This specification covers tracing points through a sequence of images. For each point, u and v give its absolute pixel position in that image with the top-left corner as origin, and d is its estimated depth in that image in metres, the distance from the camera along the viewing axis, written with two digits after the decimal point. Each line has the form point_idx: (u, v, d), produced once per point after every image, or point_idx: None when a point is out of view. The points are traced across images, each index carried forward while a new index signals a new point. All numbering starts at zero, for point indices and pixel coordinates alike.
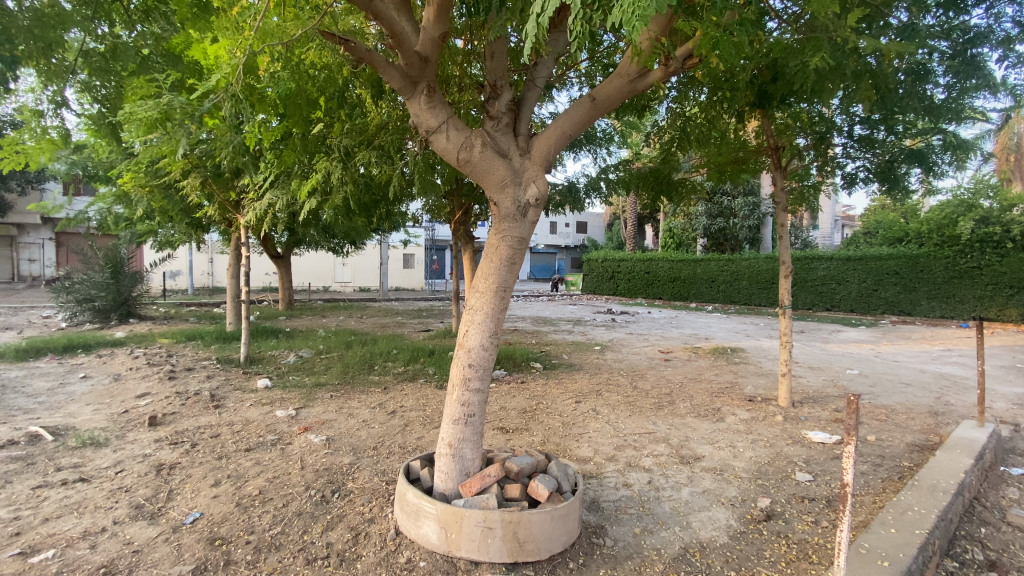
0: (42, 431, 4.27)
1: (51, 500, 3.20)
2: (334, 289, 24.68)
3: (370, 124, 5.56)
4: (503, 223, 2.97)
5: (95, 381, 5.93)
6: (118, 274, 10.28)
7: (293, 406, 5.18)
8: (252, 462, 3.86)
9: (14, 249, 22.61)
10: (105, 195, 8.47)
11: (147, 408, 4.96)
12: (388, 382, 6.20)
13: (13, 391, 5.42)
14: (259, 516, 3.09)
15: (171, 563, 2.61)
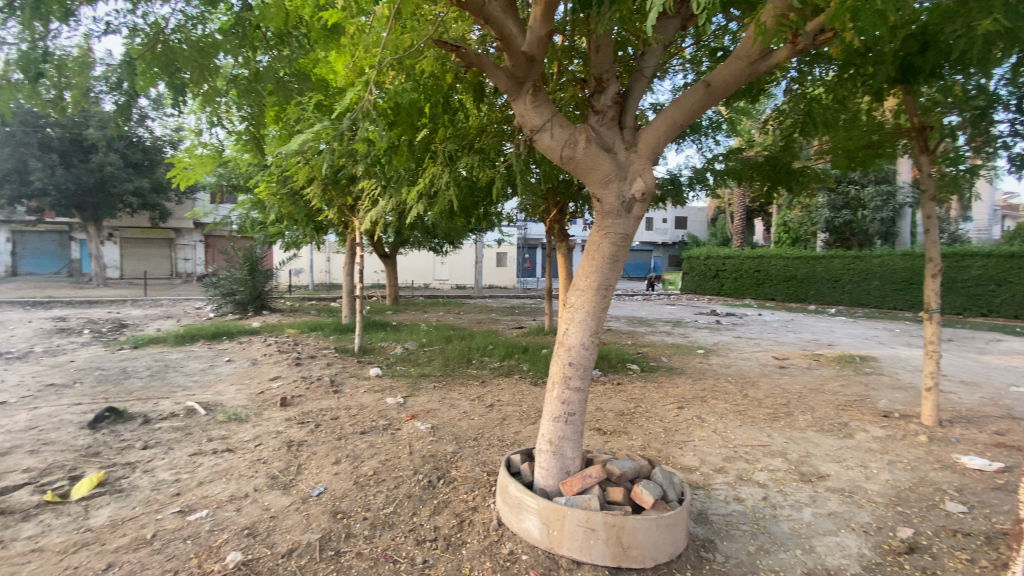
0: (196, 406, 4.98)
1: (205, 466, 3.72)
2: (433, 286, 25.97)
3: (471, 128, 5.71)
4: (607, 219, 2.89)
5: (237, 364, 6.81)
6: (254, 271, 11.70)
7: (401, 394, 5.53)
8: (366, 444, 4.19)
9: (174, 249, 26.69)
10: (245, 202, 9.67)
11: (279, 390, 5.59)
12: (485, 376, 6.39)
13: (176, 371, 6.40)
14: (374, 494, 3.34)
15: (302, 530, 2.90)
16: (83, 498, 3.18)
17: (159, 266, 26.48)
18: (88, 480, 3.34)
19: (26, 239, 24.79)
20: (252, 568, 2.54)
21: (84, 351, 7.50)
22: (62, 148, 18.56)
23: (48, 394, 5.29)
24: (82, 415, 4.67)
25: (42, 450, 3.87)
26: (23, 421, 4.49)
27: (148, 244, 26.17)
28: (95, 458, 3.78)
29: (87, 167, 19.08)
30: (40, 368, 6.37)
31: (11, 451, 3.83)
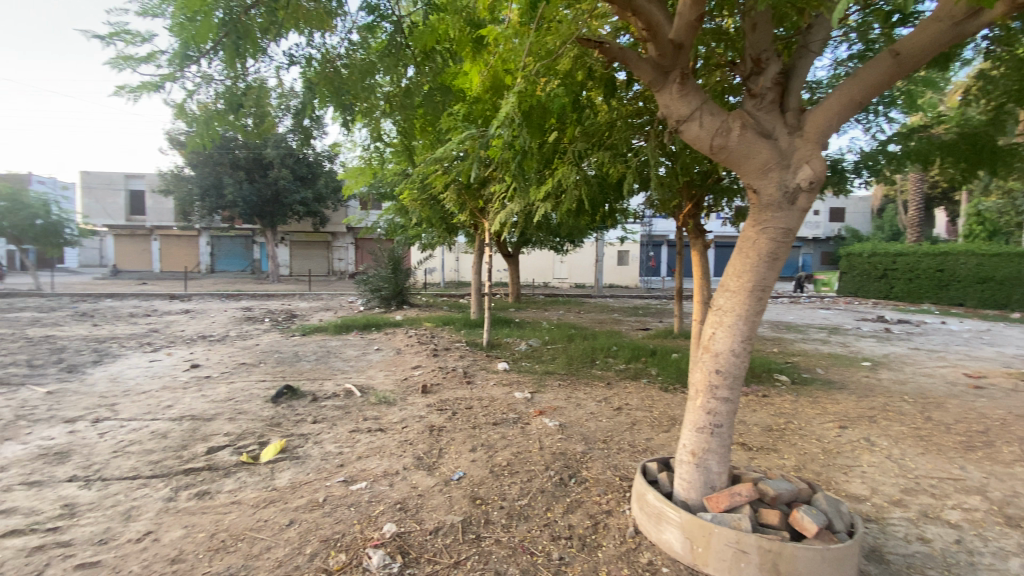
0: (352, 388, 5.61)
1: (362, 442, 4.17)
2: (554, 285, 26.21)
3: (601, 125, 5.61)
4: (765, 213, 2.63)
5: (384, 353, 7.54)
6: (396, 269, 12.88)
7: (529, 389, 5.66)
8: (499, 435, 4.35)
9: (330, 250, 30.47)
10: (389, 207, 10.68)
11: (420, 378, 6.06)
12: (612, 378, 6.26)
13: (335, 356, 7.29)
14: (509, 485, 3.45)
15: (445, 511, 3.09)
16: (269, 461, 3.75)
17: (318, 264, 30.42)
18: (272, 446, 3.93)
19: (223, 242, 30.20)
20: (404, 541, 2.77)
21: (266, 336, 8.91)
22: (247, 166, 22.27)
23: (241, 371, 6.37)
24: (266, 390, 5.53)
25: (238, 418, 4.66)
26: (224, 392, 5.45)
27: (312, 245, 30.26)
28: (276, 427, 4.44)
29: (265, 181, 22.63)
30: (236, 350, 7.71)
31: (217, 417, 4.67)
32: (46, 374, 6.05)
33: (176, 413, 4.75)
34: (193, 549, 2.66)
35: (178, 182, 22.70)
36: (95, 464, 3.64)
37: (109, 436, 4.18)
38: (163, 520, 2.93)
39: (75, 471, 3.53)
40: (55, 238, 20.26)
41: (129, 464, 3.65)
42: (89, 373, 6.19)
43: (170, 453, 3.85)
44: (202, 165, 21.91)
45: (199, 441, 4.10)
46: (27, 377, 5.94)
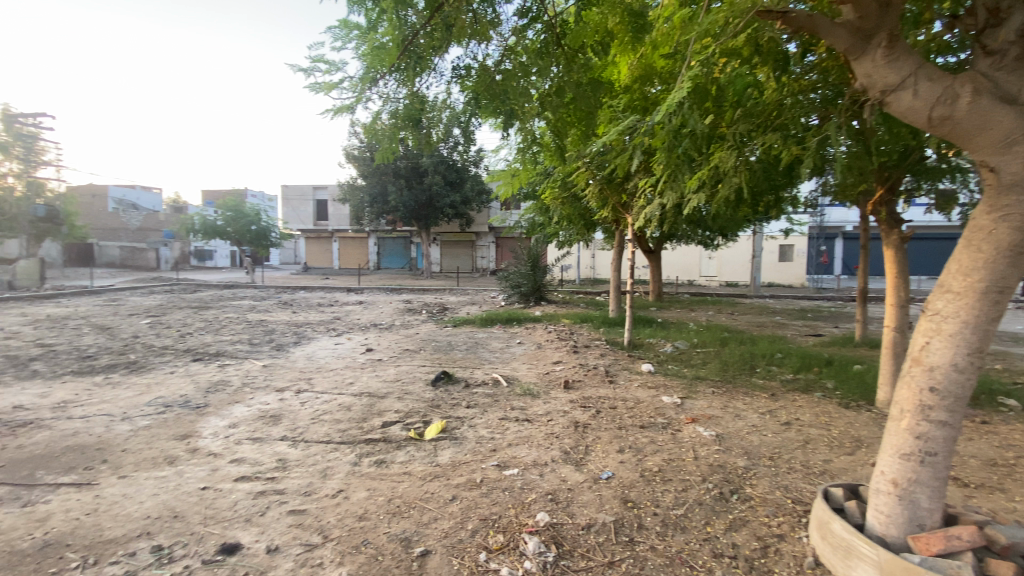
0: (500, 379, 5.90)
1: (511, 431, 4.36)
2: (700, 284, 24.54)
3: (767, 105, 5.00)
4: (1008, 196, 2.11)
5: (526, 346, 7.80)
6: (536, 267, 13.23)
7: (678, 394, 5.36)
8: (648, 439, 4.19)
9: (474, 249, 32.50)
10: (531, 207, 10.98)
11: (562, 373, 6.14)
12: (774, 389, 5.62)
13: (483, 347, 7.75)
14: (662, 492, 3.30)
15: (597, 509, 3.07)
16: (432, 439, 4.11)
17: (465, 261, 32.67)
18: (434, 426, 4.31)
19: (386, 243, 34.18)
20: (558, 532, 2.82)
21: (424, 327, 9.84)
22: (406, 174, 24.78)
23: (405, 356, 7.13)
24: (426, 375, 6.10)
25: (404, 398, 5.21)
26: (392, 374, 6.15)
27: (456, 245, 32.70)
28: (436, 409, 4.86)
29: (421, 187, 24.97)
30: (399, 337, 8.65)
31: (387, 395, 5.28)
32: (262, 351, 7.47)
33: (355, 390, 5.47)
34: (375, 510, 3.02)
35: (352, 191, 26.14)
36: (299, 428, 4.36)
37: (308, 405, 4.97)
38: (350, 481, 3.38)
39: (285, 432, 4.26)
40: (265, 241, 24.91)
41: (322, 430, 4.29)
42: (291, 352, 7.47)
43: (353, 424, 4.45)
44: (371, 175, 24.91)
45: (375, 415, 4.66)
46: (250, 352, 7.37)
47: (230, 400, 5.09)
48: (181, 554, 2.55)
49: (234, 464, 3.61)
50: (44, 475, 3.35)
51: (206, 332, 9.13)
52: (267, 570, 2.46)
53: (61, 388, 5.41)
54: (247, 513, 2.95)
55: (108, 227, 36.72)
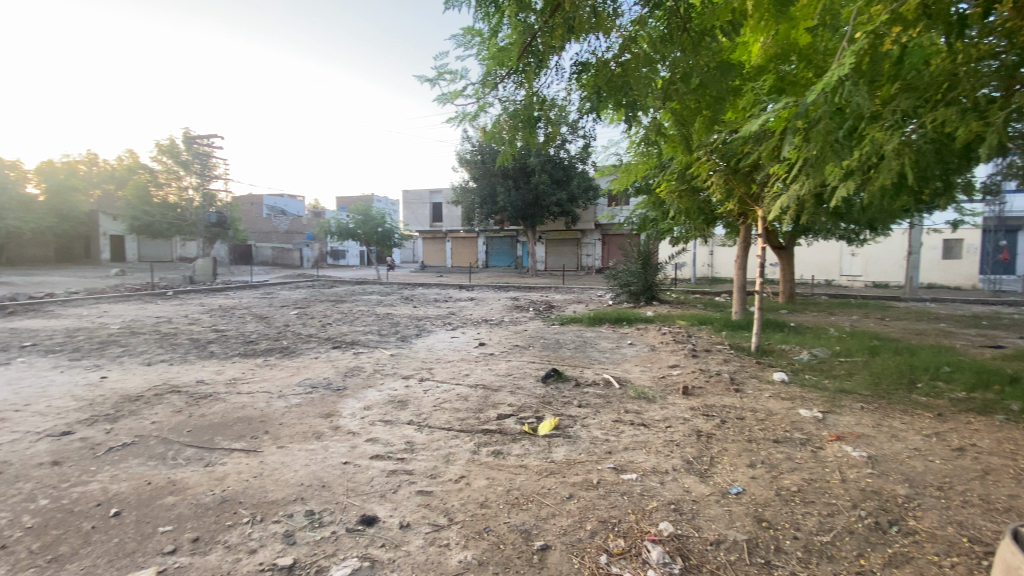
0: (612, 380, 5.78)
1: (627, 434, 4.24)
2: (840, 284, 21.94)
3: (938, 75, 4.27)
4: None
5: (639, 348, 7.55)
6: (648, 265, 12.77)
7: (817, 408, 4.81)
8: (783, 455, 3.81)
9: (580, 247, 32.29)
10: (643, 202, 10.62)
11: (680, 378, 5.84)
12: (942, 408, 4.79)
13: (594, 347, 7.66)
14: (803, 514, 2.98)
15: (726, 525, 2.87)
16: (546, 436, 4.15)
17: (571, 259, 32.59)
18: (548, 422, 4.34)
19: (495, 241, 35.32)
20: (684, 544, 2.68)
21: (533, 324, 10.00)
22: (514, 175, 25.32)
23: (516, 352, 7.30)
24: (537, 371, 6.18)
25: (518, 392, 5.33)
26: (505, 369, 6.33)
27: (562, 242, 32.79)
28: (549, 406, 4.90)
29: (528, 186, 25.40)
30: (511, 333, 8.89)
31: (501, 389, 5.45)
32: (389, 341, 8.15)
33: (472, 382, 5.72)
34: (495, 499, 3.10)
35: (463, 193, 27.39)
36: (423, 414, 4.66)
37: (429, 393, 5.30)
38: (471, 469, 3.52)
39: (410, 416, 4.58)
40: (388, 242, 27.15)
41: (443, 418, 4.54)
42: (413, 343, 8.03)
43: (471, 414, 4.64)
44: (481, 177, 25.87)
45: (490, 407, 4.82)
46: (379, 342, 8.07)
47: (363, 385, 5.61)
48: (329, 519, 2.84)
49: (369, 443, 3.96)
50: (222, 440, 3.96)
51: (342, 323, 10.19)
52: (401, 544, 2.64)
53: (231, 367, 6.37)
54: (382, 490, 3.20)
55: (263, 231, 42.68)
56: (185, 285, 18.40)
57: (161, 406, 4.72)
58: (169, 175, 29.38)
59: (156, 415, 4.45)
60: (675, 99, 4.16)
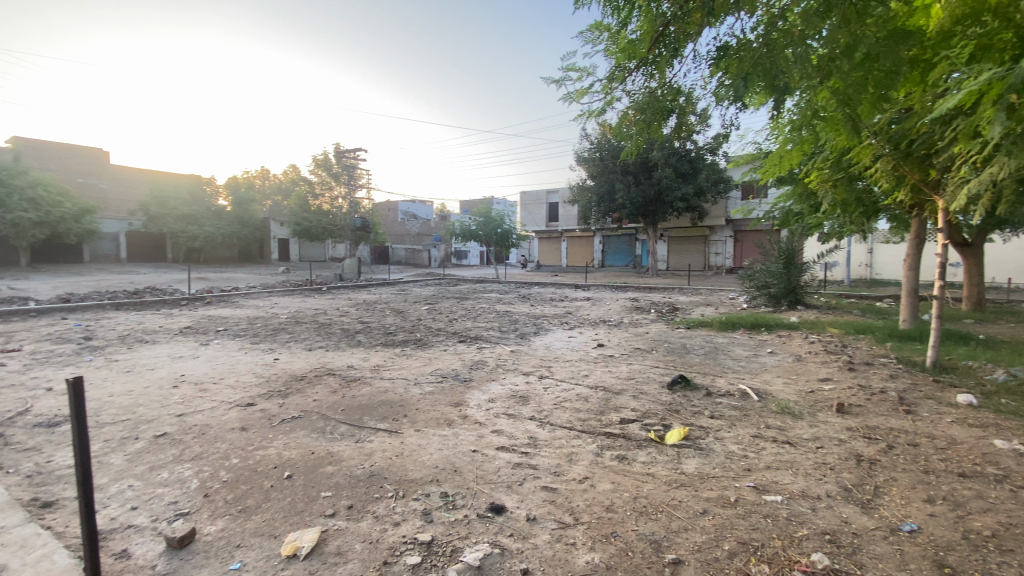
0: (747, 390, 5.30)
1: (768, 452, 3.84)
2: None
3: None
4: None
5: (780, 357, 6.82)
6: (790, 265, 11.49)
7: (1022, 440, 3.91)
8: (972, 492, 3.16)
9: (708, 244, 30.28)
10: (786, 193, 9.57)
11: (832, 394, 5.15)
12: None
13: (724, 354, 7.09)
14: (1004, 566, 2.43)
15: (896, 566, 2.45)
16: (674, 445, 3.93)
17: (696, 258, 30.75)
18: (676, 431, 4.12)
19: (613, 240, 34.63)
20: None
21: (655, 326, 9.58)
22: (634, 170, 24.52)
23: (638, 355, 7.06)
24: (661, 376, 5.91)
25: (641, 397, 5.14)
26: (626, 372, 6.15)
27: (687, 240, 31.13)
28: (676, 414, 4.64)
29: (650, 182, 24.39)
30: (631, 335, 8.62)
31: (623, 392, 5.30)
32: (510, 338, 8.41)
33: (592, 382, 5.66)
34: (622, 505, 3.02)
35: (581, 192, 27.12)
36: (545, 411, 4.71)
37: (551, 391, 5.35)
38: (595, 471, 3.47)
39: (533, 412, 4.67)
40: (506, 242, 28.04)
41: (565, 416, 4.55)
42: (533, 341, 8.17)
43: (593, 415, 4.59)
44: (600, 175, 25.38)
45: (613, 410, 4.72)
46: (500, 338, 8.36)
47: (487, 378, 5.86)
48: (461, 503, 2.99)
49: (495, 434, 4.11)
50: (367, 420, 4.42)
51: (466, 319, 10.75)
52: (529, 536, 2.68)
53: (373, 355, 7.08)
54: (508, 481, 3.29)
55: (397, 234, 46.77)
56: (335, 282, 20.95)
57: (320, 387, 5.42)
58: (323, 186, 33.96)
59: (315, 394, 5.11)
60: (834, 76, 3.69)
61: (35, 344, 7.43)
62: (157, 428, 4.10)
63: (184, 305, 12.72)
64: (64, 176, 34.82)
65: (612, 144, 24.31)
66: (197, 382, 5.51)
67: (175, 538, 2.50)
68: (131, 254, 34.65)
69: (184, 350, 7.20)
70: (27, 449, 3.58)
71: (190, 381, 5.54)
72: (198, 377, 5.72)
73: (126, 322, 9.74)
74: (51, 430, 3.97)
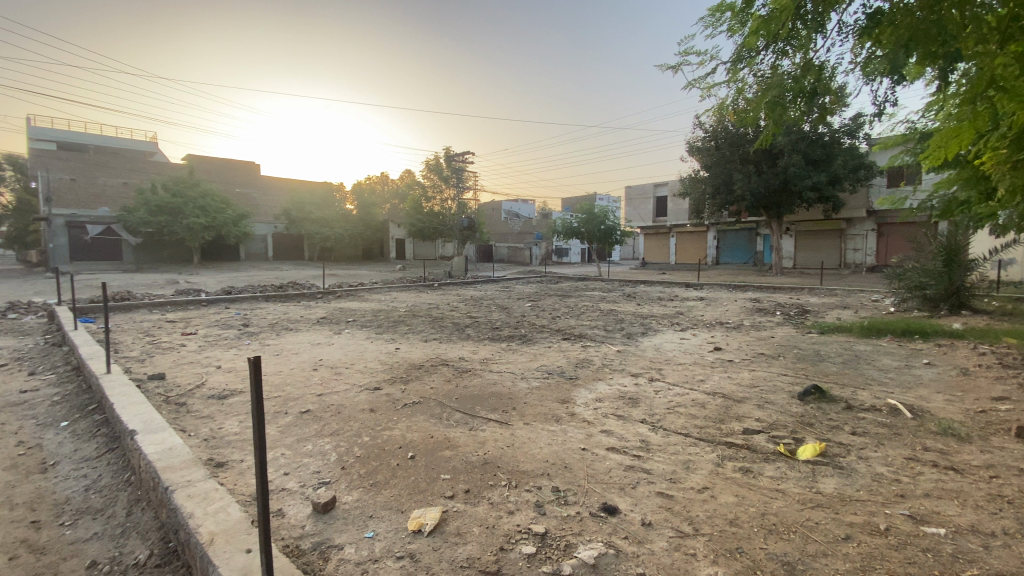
0: (899, 406, 4.61)
1: (926, 477, 3.31)
2: None
3: None
4: None
5: (940, 369, 5.84)
6: (952, 262, 9.81)
7: None
8: None
9: (844, 240, 27.04)
10: (947, 179, 8.19)
11: (1012, 416, 4.28)
12: None
13: (867, 363, 6.25)
14: None
15: None
16: (807, 462, 3.55)
17: (829, 256, 27.66)
18: (811, 447, 3.71)
19: (729, 236, 32.36)
20: None
21: (780, 330, 8.73)
22: (756, 159, 22.60)
23: (761, 361, 6.49)
24: (789, 386, 5.36)
25: (766, 407, 4.72)
26: (747, 379, 5.69)
27: (818, 236, 28.09)
28: (808, 428, 4.19)
29: (774, 171, 22.30)
30: (752, 339, 7.95)
31: (745, 401, 4.90)
32: (618, 337, 8.21)
33: (709, 388, 5.32)
34: (747, 520, 2.79)
35: (694, 184, 25.56)
36: (656, 415, 4.53)
37: (663, 394, 5.13)
38: (715, 481, 3.25)
39: (644, 415, 4.51)
40: (609, 238, 27.37)
41: (680, 422, 4.33)
42: (642, 341, 7.90)
43: (710, 423, 4.31)
44: (716, 165, 23.62)
45: (734, 419, 4.39)
46: (606, 337, 8.22)
47: (594, 377, 5.79)
48: (573, 500, 2.99)
49: (605, 434, 4.05)
50: (479, 410, 4.60)
51: (571, 316, 10.72)
52: (644, 541, 2.59)
53: (482, 349, 7.36)
54: (621, 483, 3.21)
55: (501, 232, 48.08)
56: (445, 278, 22.09)
57: (436, 376, 5.75)
58: (435, 188, 36.08)
59: (432, 383, 5.44)
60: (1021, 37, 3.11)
61: (208, 329, 8.84)
62: (301, 405, 4.65)
63: (318, 297, 14.30)
64: (226, 186, 40.89)
65: (731, 131, 22.61)
66: (332, 366, 6.15)
67: (319, 503, 2.81)
68: (275, 253, 39.75)
69: (320, 338, 8.09)
70: (204, 417, 4.27)
71: (326, 365, 6.20)
72: (332, 362, 6.38)
73: (274, 312, 11.19)
74: (222, 402, 4.70)
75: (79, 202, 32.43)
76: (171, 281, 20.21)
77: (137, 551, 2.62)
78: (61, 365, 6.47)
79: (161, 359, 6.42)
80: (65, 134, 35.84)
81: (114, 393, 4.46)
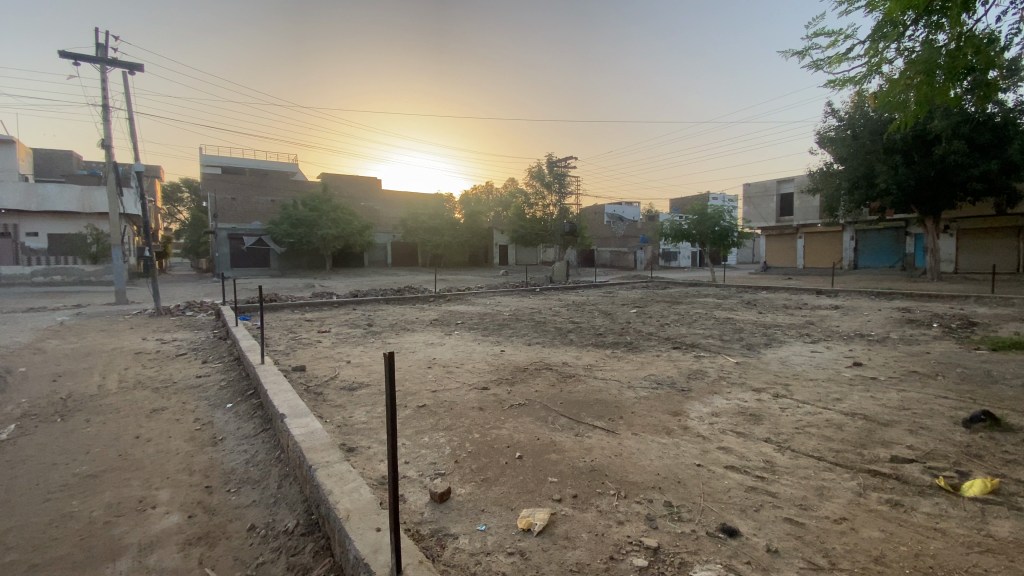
0: None
1: None
2: None
3: None
4: None
5: None
6: None
7: None
8: None
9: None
10: None
11: None
12: None
13: None
14: None
15: None
16: (974, 500, 3.00)
17: (1003, 258, 23.29)
18: (979, 483, 3.13)
19: (870, 236, 28.58)
20: None
21: (938, 345, 7.47)
22: (904, 148, 19.49)
23: (912, 381, 5.62)
24: (951, 410, 4.59)
25: (920, 433, 4.08)
26: (895, 400, 4.96)
27: (989, 236, 23.74)
28: (976, 460, 3.54)
29: (928, 160, 19.20)
30: (903, 355, 6.91)
31: (893, 425, 4.28)
32: (735, 348, 7.65)
33: (846, 409, 4.73)
34: (896, 559, 2.43)
35: (826, 179, 23.00)
36: (783, 434, 4.14)
37: (789, 412, 4.67)
38: (856, 513, 2.88)
39: (768, 434, 4.14)
40: (726, 241, 25.61)
41: (811, 444, 3.91)
42: (763, 353, 7.28)
43: (850, 447, 3.83)
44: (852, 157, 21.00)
45: (878, 445, 3.86)
46: (723, 348, 7.68)
47: (709, 390, 5.44)
48: (688, 517, 2.84)
49: (722, 451, 3.79)
50: (585, 416, 4.57)
51: (681, 324, 10.20)
52: (770, 569, 2.38)
53: (586, 355, 7.31)
54: (742, 505, 2.99)
55: (603, 237, 47.30)
56: (547, 284, 22.29)
57: (542, 379, 5.83)
58: (538, 195, 36.72)
59: (536, 385, 5.53)
60: None
61: (338, 328, 9.84)
62: (418, 399, 5.01)
63: (431, 301, 15.29)
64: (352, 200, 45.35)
65: (871, 118, 20.12)
66: (446, 365, 6.52)
67: (436, 493, 2.99)
68: (393, 260, 43.26)
69: (433, 338, 8.62)
70: (338, 406, 4.77)
71: (439, 364, 6.60)
72: (445, 361, 6.75)
73: (393, 314, 12.13)
74: (351, 393, 5.23)
75: (238, 218, 38.07)
76: (309, 286, 22.96)
77: (286, 520, 3.00)
78: (225, 356, 7.64)
79: (302, 353, 7.31)
80: (228, 160, 42.40)
81: (266, 381, 5.18)
